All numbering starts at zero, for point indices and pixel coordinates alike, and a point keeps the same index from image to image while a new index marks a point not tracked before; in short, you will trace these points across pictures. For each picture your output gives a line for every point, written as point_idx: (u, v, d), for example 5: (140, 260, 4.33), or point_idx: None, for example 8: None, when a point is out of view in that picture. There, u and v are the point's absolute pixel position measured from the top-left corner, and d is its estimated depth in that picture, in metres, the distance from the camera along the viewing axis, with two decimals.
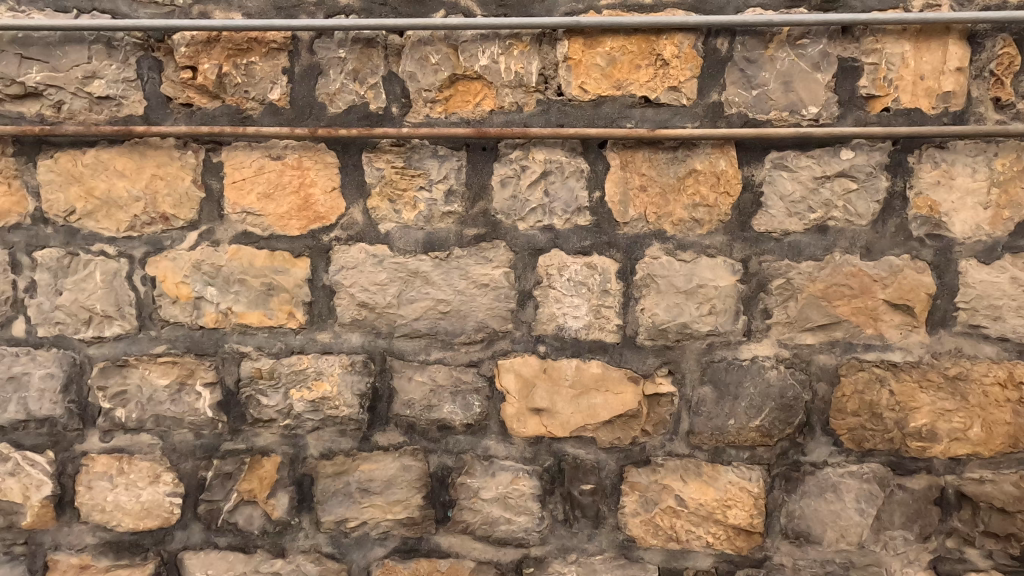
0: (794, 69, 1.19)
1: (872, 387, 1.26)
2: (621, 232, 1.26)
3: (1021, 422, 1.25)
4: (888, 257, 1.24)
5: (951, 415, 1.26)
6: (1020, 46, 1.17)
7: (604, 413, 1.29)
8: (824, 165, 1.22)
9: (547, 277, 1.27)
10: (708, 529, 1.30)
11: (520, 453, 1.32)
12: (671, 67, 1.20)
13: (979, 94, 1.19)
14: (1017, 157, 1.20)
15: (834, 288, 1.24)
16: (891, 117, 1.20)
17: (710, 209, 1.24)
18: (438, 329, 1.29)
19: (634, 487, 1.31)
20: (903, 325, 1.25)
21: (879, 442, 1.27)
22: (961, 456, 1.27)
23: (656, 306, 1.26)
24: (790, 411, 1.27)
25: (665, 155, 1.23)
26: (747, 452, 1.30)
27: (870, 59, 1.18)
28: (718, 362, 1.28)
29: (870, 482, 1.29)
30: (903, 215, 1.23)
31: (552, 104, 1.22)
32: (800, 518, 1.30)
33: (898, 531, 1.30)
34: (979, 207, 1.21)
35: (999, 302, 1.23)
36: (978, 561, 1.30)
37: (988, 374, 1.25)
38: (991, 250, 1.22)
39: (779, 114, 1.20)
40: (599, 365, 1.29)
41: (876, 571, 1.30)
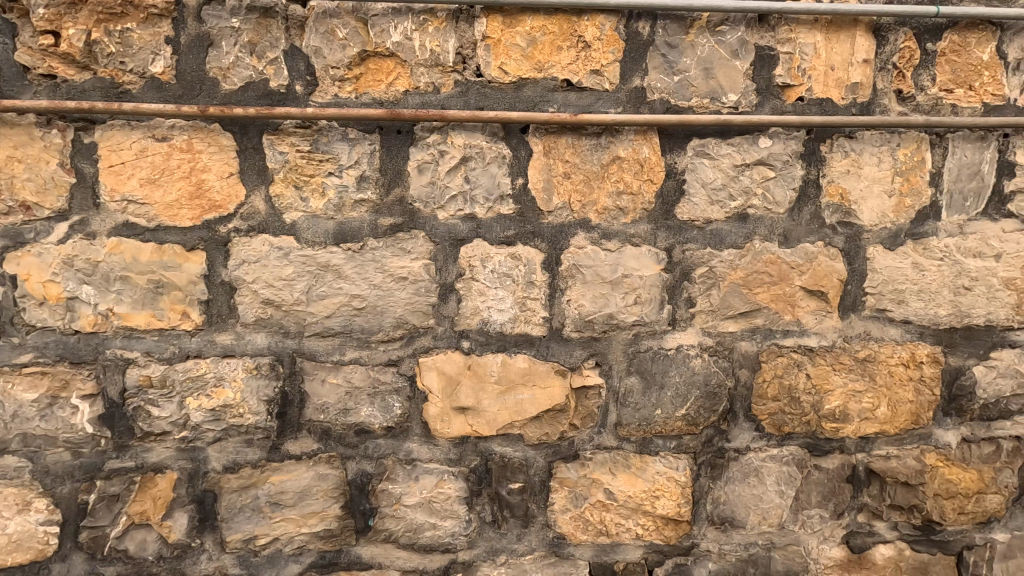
0: (714, 55, 1.18)
1: (790, 372, 1.29)
2: (545, 220, 1.21)
3: (922, 400, 1.32)
4: (804, 244, 1.26)
5: (861, 395, 1.30)
6: (920, 40, 1.22)
7: (532, 408, 1.25)
8: (743, 153, 1.22)
9: (469, 269, 1.21)
10: (637, 521, 1.30)
11: (445, 455, 1.26)
12: (593, 50, 1.16)
13: (884, 86, 1.23)
14: (917, 148, 1.25)
15: (754, 276, 1.26)
16: (805, 107, 1.22)
17: (634, 197, 1.22)
18: (353, 327, 1.20)
19: (563, 483, 1.28)
20: (818, 311, 1.29)
21: (797, 425, 1.31)
22: (870, 434, 1.32)
23: (582, 297, 1.23)
24: (713, 399, 1.28)
25: (589, 141, 1.20)
26: (673, 441, 1.30)
27: (785, 48, 1.20)
28: (645, 353, 1.27)
29: (789, 464, 1.32)
30: (817, 203, 1.25)
31: (471, 85, 1.16)
32: (724, 503, 1.32)
33: (815, 510, 1.34)
34: (885, 195, 1.26)
35: (903, 287, 1.29)
36: (885, 533, 1.36)
37: (893, 356, 1.30)
38: (895, 236, 1.28)
39: (700, 101, 1.20)
40: (526, 359, 1.24)
41: (794, 549, 1.35)
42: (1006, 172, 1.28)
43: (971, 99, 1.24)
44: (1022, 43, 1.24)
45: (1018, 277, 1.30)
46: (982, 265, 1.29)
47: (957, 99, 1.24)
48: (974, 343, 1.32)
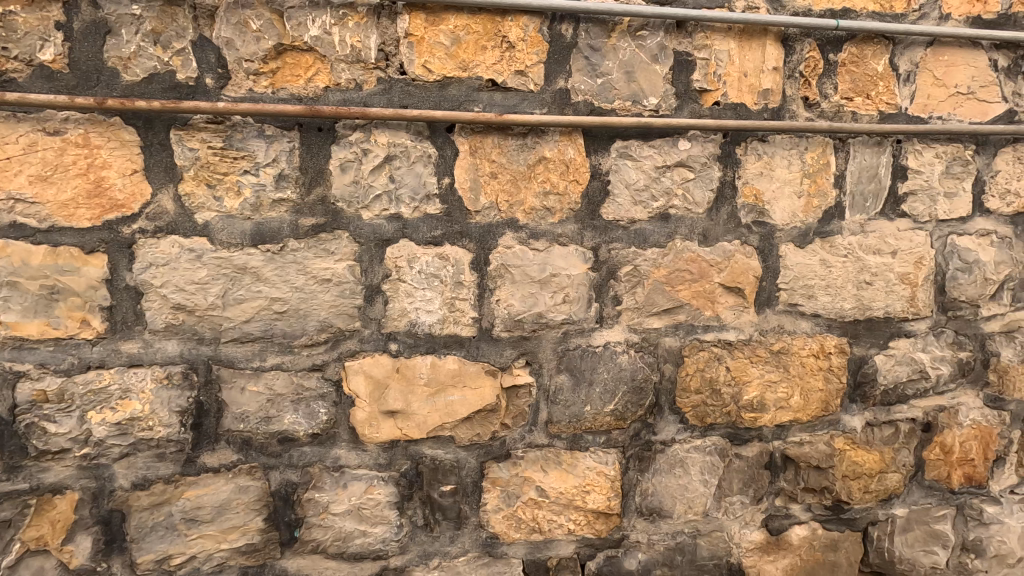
0: (635, 59, 1.22)
1: (711, 365, 1.35)
2: (473, 220, 1.21)
3: (831, 388, 1.41)
4: (722, 243, 1.32)
5: (776, 386, 1.38)
6: (823, 51, 1.30)
7: (463, 409, 1.24)
8: (664, 154, 1.26)
9: (396, 270, 1.19)
10: (569, 516, 1.31)
11: (374, 460, 1.23)
12: (518, 51, 1.16)
13: (792, 93, 1.30)
14: (823, 152, 1.33)
15: (676, 273, 1.30)
16: (721, 111, 1.27)
17: (561, 197, 1.23)
18: (274, 331, 1.16)
19: (495, 483, 1.28)
20: (736, 306, 1.35)
21: (718, 416, 1.36)
22: (785, 422, 1.40)
23: (511, 296, 1.24)
24: (640, 393, 1.32)
25: (515, 141, 1.20)
26: (602, 437, 1.32)
27: (701, 54, 1.24)
28: (574, 350, 1.29)
29: (711, 454, 1.38)
30: (733, 203, 1.31)
31: (395, 83, 1.14)
32: (652, 494, 1.36)
33: (736, 496, 1.40)
34: (795, 196, 1.33)
35: (812, 282, 1.37)
36: (800, 515, 1.45)
37: (804, 347, 1.38)
38: (805, 235, 1.36)
39: (622, 103, 1.23)
40: (455, 360, 1.23)
41: (718, 535, 1.41)
42: (901, 175, 1.38)
43: (868, 107, 1.34)
44: (912, 57, 1.34)
45: (912, 272, 1.41)
46: (881, 261, 1.39)
47: (857, 107, 1.33)
48: (876, 334, 1.42)
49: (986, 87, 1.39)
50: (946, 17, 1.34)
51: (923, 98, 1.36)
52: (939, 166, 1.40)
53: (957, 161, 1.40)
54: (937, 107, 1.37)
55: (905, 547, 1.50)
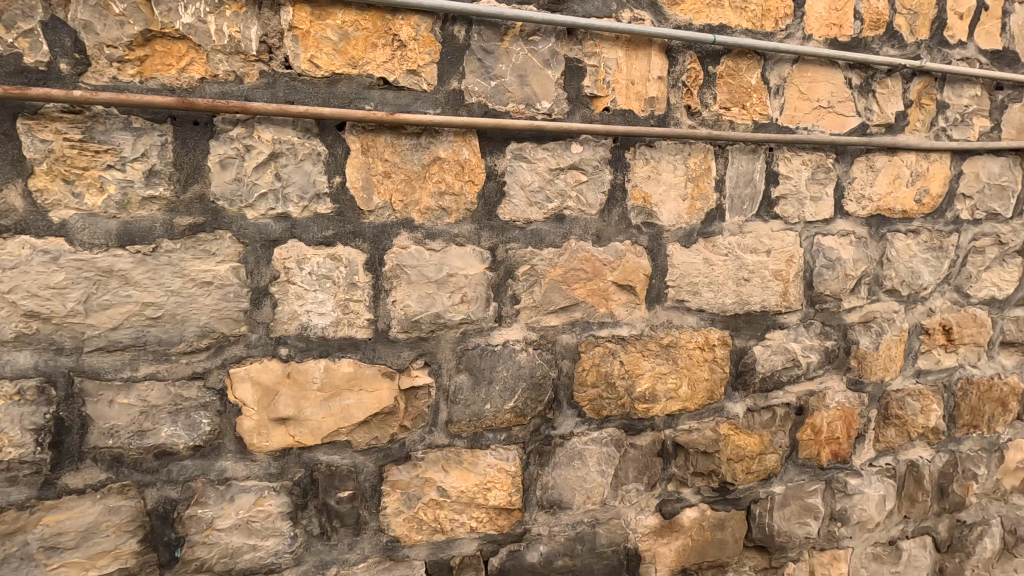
0: (527, 63, 1.25)
1: (606, 360, 1.41)
2: (367, 220, 1.18)
3: (715, 377, 1.51)
4: (614, 243, 1.38)
5: (666, 377, 1.46)
6: (704, 63, 1.39)
7: (359, 413, 1.22)
8: (558, 157, 1.30)
9: (284, 271, 1.14)
10: (471, 514, 1.33)
11: (264, 470, 1.18)
12: (409, 50, 1.15)
13: (676, 102, 1.38)
14: (704, 157, 1.43)
15: (572, 272, 1.35)
16: (611, 117, 1.33)
17: (457, 198, 1.24)
18: (147, 338, 1.08)
19: (395, 486, 1.27)
20: (628, 303, 1.42)
21: (613, 408, 1.43)
22: (675, 411, 1.49)
23: (407, 297, 1.23)
24: (539, 390, 1.35)
25: (409, 141, 1.19)
26: (503, 434, 1.35)
27: (591, 62, 1.29)
28: (473, 350, 1.30)
29: (608, 445, 1.44)
30: (624, 205, 1.38)
31: (279, 77, 1.09)
32: (552, 487, 1.40)
33: (632, 484, 1.47)
34: (680, 199, 1.42)
35: (697, 280, 1.46)
36: (690, 498, 1.54)
37: (691, 340, 1.48)
38: (689, 235, 1.45)
39: (516, 106, 1.25)
40: (351, 363, 1.21)
41: (615, 522, 1.47)
42: (773, 180, 1.51)
43: (744, 117, 1.45)
44: (780, 72, 1.47)
45: (784, 269, 1.54)
46: (757, 259, 1.51)
47: (733, 116, 1.44)
48: (754, 327, 1.54)
49: (844, 102, 1.54)
50: (808, 37, 1.48)
51: (791, 110, 1.49)
52: (805, 172, 1.53)
53: (820, 168, 1.55)
54: (803, 118, 1.51)
55: (783, 521, 1.64)
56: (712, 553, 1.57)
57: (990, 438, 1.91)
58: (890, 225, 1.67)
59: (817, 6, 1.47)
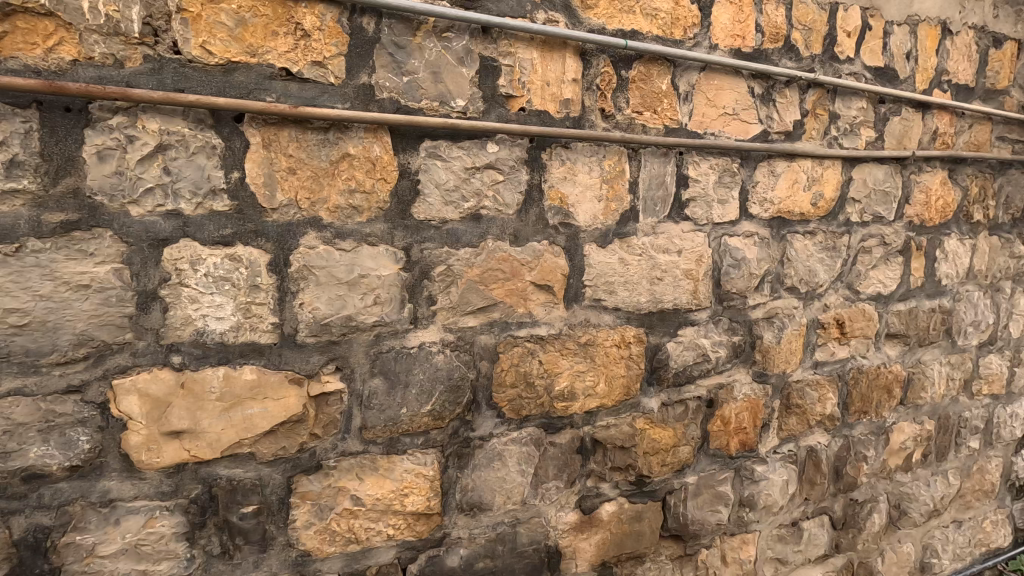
0: (441, 60, 1.22)
1: (525, 360, 1.41)
2: (269, 218, 1.12)
3: (631, 374, 1.56)
4: (532, 243, 1.38)
5: (584, 375, 1.48)
6: (617, 68, 1.42)
7: (264, 422, 1.15)
8: (473, 156, 1.29)
9: (176, 273, 1.06)
10: (388, 521, 1.29)
11: (155, 489, 1.09)
12: (314, 40, 1.10)
13: (591, 104, 1.41)
14: (619, 160, 1.46)
15: (489, 273, 1.34)
16: (526, 117, 1.34)
17: (368, 196, 1.20)
18: (11, 349, 0.97)
19: (305, 497, 1.21)
20: (546, 302, 1.42)
21: (533, 407, 1.43)
22: (593, 408, 1.51)
23: (316, 299, 1.17)
24: (457, 392, 1.33)
25: (315, 136, 1.14)
26: (420, 438, 1.32)
27: (506, 61, 1.29)
28: (387, 353, 1.26)
29: (527, 444, 1.44)
30: (541, 205, 1.38)
31: (166, 63, 1.01)
32: (472, 489, 1.39)
33: (552, 482, 1.49)
34: (596, 200, 1.45)
35: (612, 279, 1.49)
36: (609, 492, 1.58)
37: (607, 338, 1.51)
38: (605, 236, 1.48)
39: (430, 103, 1.23)
40: (253, 370, 1.14)
41: (536, 521, 1.48)
42: (683, 183, 1.56)
43: (655, 121, 1.49)
44: (689, 79, 1.53)
45: (694, 268, 1.61)
46: (669, 259, 1.57)
47: (646, 120, 1.48)
48: (667, 324, 1.60)
49: (747, 110, 1.63)
50: (714, 47, 1.55)
51: (699, 116, 1.56)
52: (713, 176, 1.61)
53: (726, 172, 1.62)
54: (710, 124, 1.58)
55: (696, 509, 1.71)
56: (630, 545, 1.61)
57: (878, 422, 2.08)
58: (790, 227, 1.78)
59: (722, 18, 1.54)
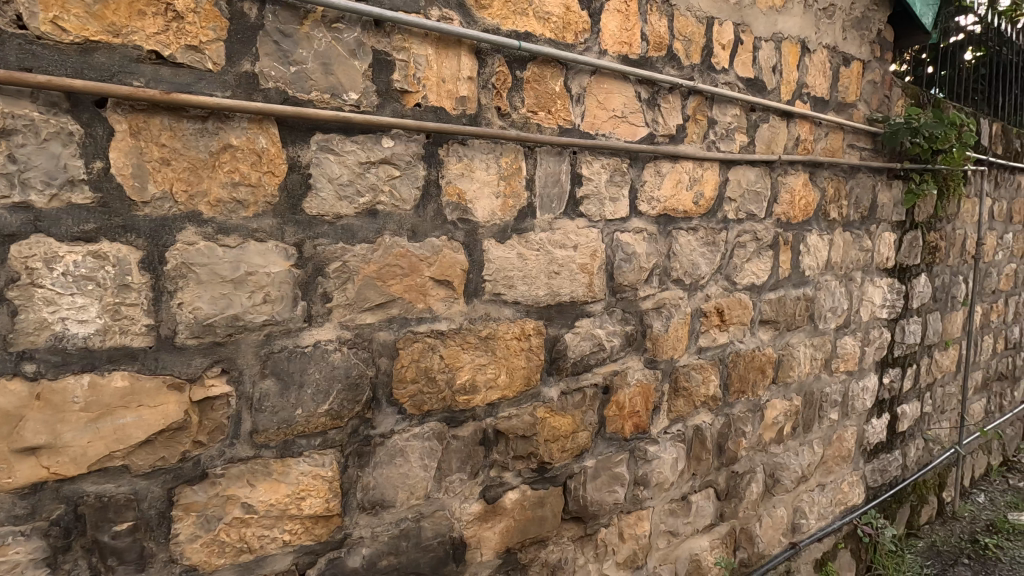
0: (331, 51, 1.19)
1: (426, 355, 1.41)
2: (140, 213, 1.04)
3: (531, 365, 1.61)
4: (430, 239, 1.39)
5: (485, 368, 1.52)
6: (512, 68, 1.46)
7: (139, 432, 1.07)
8: (368, 151, 1.27)
9: (27, 272, 0.95)
10: (283, 527, 1.24)
11: (6, 513, 0.97)
12: (188, 23, 1.04)
13: (487, 102, 1.43)
14: (515, 157, 1.50)
15: (386, 269, 1.33)
16: (422, 113, 1.34)
17: (254, 189, 1.15)
18: None
19: (189, 509, 1.14)
20: (446, 298, 1.44)
21: (434, 402, 1.44)
22: (495, 400, 1.55)
23: (197, 298, 1.11)
24: (355, 390, 1.31)
25: (192, 125, 1.08)
26: (317, 438, 1.28)
27: (399, 56, 1.28)
28: (279, 353, 1.21)
29: (430, 439, 1.45)
30: (438, 201, 1.39)
31: (9, 38, 0.91)
32: (374, 487, 1.37)
33: (456, 475, 1.51)
34: (493, 196, 1.48)
35: (511, 274, 1.54)
36: (512, 481, 1.63)
37: (507, 332, 1.55)
38: (503, 232, 1.52)
39: (320, 95, 1.20)
40: (125, 376, 1.05)
41: (440, 514, 1.49)
42: (577, 181, 1.64)
43: (549, 121, 1.55)
44: (580, 82, 1.60)
45: (589, 263, 1.69)
46: (565, 254, 1.63)
47: (540, 120, 1.54)
48: (565, 316, 1.67)
49: (634, 113, 1.73)
50: (604, 52, 1.63)
51: (591, 118, 1.64)
52: (605, 175, 1.70)
53: (617, 172, 1.72)
54: (601, 126, 1.67)
55: (594, 491, 1.81)
56: (533, 530, 1.67)
57: (754, 400, 2.30)
58: (675, 224, 1.92)
59: (610, 25, 1.63)
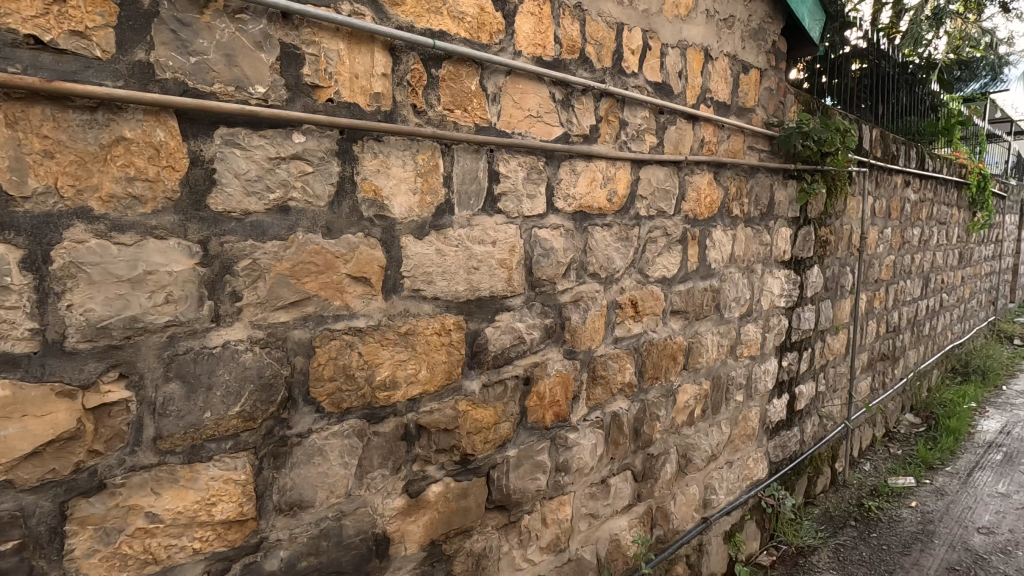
0: (235, 43, 1.16)
1: (343, 353, 1.40)
2: (20, 209, 0.97)
3: (452, 359, 1.64)
4: (346, 235, 1.38)
5: (406, 364, 1.53)
6: (427, 66, 1.48)
7: (24, 444, 1.00)
8: (277, 146, 1.25)
9: None
10: (193, 535, 1.20)
11: None
12: (71, 7, 0.98)
13: (402, 99, 1.44)
14: (432, 155, 1.52)
15: (300, 266, 1.30)
16: (335, 108, 1.33)
17: (152, 184, 1.10)
18: None
19: (85, 522, 1.08)
20: (364, 294, 1.43)
21: (353, 399, 1.44)
22: (416, 395, 1.56)
23: (90, 299, 1.05)
24: (269, 390, 1.29)
25: (79, 116, 1.02)
26: (229, 442, 1.25)
27: (309, 50, 1.27)
28: (184, 355, 1.17)
29: (350, 436, 1.45)
30: (354, 197, 1.39)
31: None
32: (291, 489, 1.35)
33: (378, 471, 1.51)
34: (410, 193, 1.49)
35: (430, 270, 1.55)
36: (436, 474, 1.65)
37: (428, 327, 1.57)
38: (422, 228, 1.53)
39: (224, 88, 1.16)
40: (6, 385, 0.98)
41: (362, 512, 1.49)
42: (495, 178, 1.68)
43: (466, 119, 1.58)
44: (496, 82, 1.64)
45: (507, 258, 1.74)
46: (484, 250, 1.67)
47: (457, 118, 1.56)
48: (485, 311, 1.71)
49: (549, 113, 1.80)
50: (518, 53, 1.68)
51: (507, 117, 1.68)
52: (521, 173, 1.75)
53: (533, 170, 1.78)
54: (517, 125, 1.72)
55: (517, 479, 1.86)
56: (458, 521, 1.70)
57: (667, 386, 2.45)
58: (590, 220, 2.01)
59: (524, 27, 1.68)
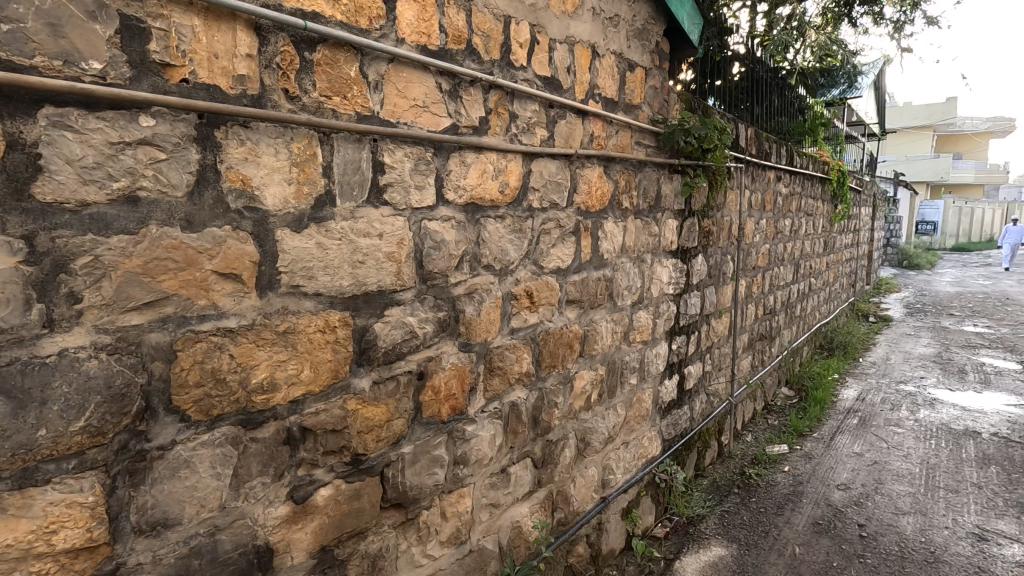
0: (61, 11, 1.02)
1: (212, 356, 1.30)
2: None
3: (338, 357, 1.57)
4: (210, 229, 1.27)
5: (285, 364, 1.44)
6: (299, 48, 1.39)
7: None
8: (120, 129, 1.12)
9: None
10: (28, 568, 1.06)
11: None
12: None
13: (271, 83, 1.35)
14: (308, 143, 1.44)
15: (154, 263, 1.18)
16: (191, 90, 1.22)
17: None
18: None
19: None
20: (234, 292, 1.33)
21: (225, 404, 1.34)
22: (298, 396, 1.49)
23: None
24: (121, 401, 1.16)
25: None
26: (72, 461, 1.11)
27: (157, 24, 1.15)
28: (8, 366, 1.02)
29: (222, 445, 1.34)
30: (218, 187, 1.28)
31: None
32: (152, 507, 1.24)
33: (257, 479, 1.42)
34: (285, 183, 1.40)
35: (311, 265, 1.48)
36: (324, 477, 1.58)
37: (310, 325, 1.49)
38: (299, 221, 1.45)
39: (48, 61, 1.02)
40: None
41: (240, 524, 1.40)
42: (379, 169, 1.63)
43: (345, 107, 1.51)
44: (378, 69, 1.59)
45: (395, 251, 1.69)
46: (370, 242, 1.62)
47: (335, 105, 1.49)
48: (373, 306, 1.66)
49: (436, 103, 1.77)
50: (401, 41, 1.64)
51: (390, 105, 1.64)
52: (408, 164, 1.71)
53: (421, 160, 1.74)
54: (402, 114, 1.67)
55: (413, 476, 1.84)
56: (350, 523, 1.65)
57: (564, 373, 2.52)
58: (483, 212, 2.01)
59: (406, 14, 1.63)
